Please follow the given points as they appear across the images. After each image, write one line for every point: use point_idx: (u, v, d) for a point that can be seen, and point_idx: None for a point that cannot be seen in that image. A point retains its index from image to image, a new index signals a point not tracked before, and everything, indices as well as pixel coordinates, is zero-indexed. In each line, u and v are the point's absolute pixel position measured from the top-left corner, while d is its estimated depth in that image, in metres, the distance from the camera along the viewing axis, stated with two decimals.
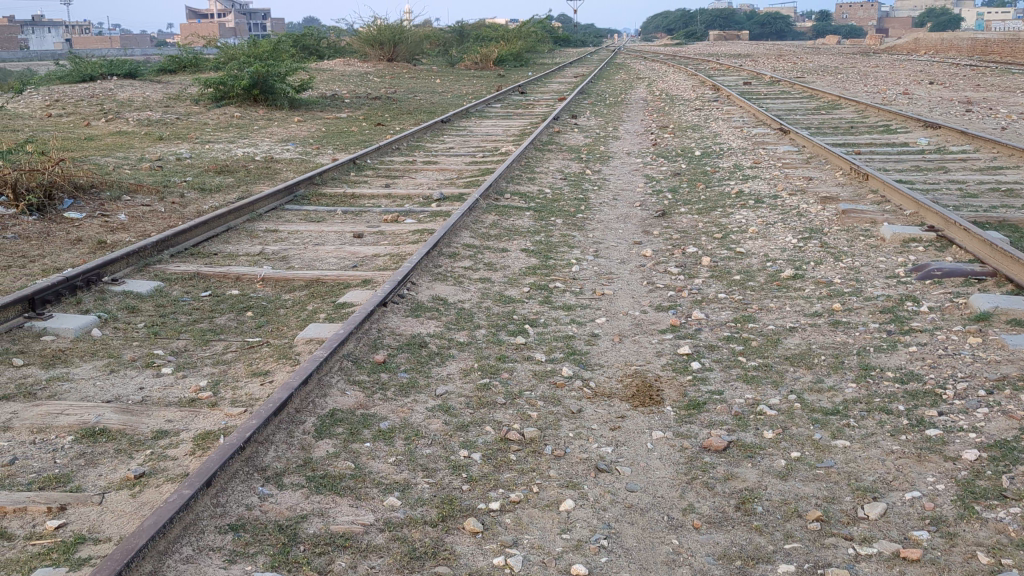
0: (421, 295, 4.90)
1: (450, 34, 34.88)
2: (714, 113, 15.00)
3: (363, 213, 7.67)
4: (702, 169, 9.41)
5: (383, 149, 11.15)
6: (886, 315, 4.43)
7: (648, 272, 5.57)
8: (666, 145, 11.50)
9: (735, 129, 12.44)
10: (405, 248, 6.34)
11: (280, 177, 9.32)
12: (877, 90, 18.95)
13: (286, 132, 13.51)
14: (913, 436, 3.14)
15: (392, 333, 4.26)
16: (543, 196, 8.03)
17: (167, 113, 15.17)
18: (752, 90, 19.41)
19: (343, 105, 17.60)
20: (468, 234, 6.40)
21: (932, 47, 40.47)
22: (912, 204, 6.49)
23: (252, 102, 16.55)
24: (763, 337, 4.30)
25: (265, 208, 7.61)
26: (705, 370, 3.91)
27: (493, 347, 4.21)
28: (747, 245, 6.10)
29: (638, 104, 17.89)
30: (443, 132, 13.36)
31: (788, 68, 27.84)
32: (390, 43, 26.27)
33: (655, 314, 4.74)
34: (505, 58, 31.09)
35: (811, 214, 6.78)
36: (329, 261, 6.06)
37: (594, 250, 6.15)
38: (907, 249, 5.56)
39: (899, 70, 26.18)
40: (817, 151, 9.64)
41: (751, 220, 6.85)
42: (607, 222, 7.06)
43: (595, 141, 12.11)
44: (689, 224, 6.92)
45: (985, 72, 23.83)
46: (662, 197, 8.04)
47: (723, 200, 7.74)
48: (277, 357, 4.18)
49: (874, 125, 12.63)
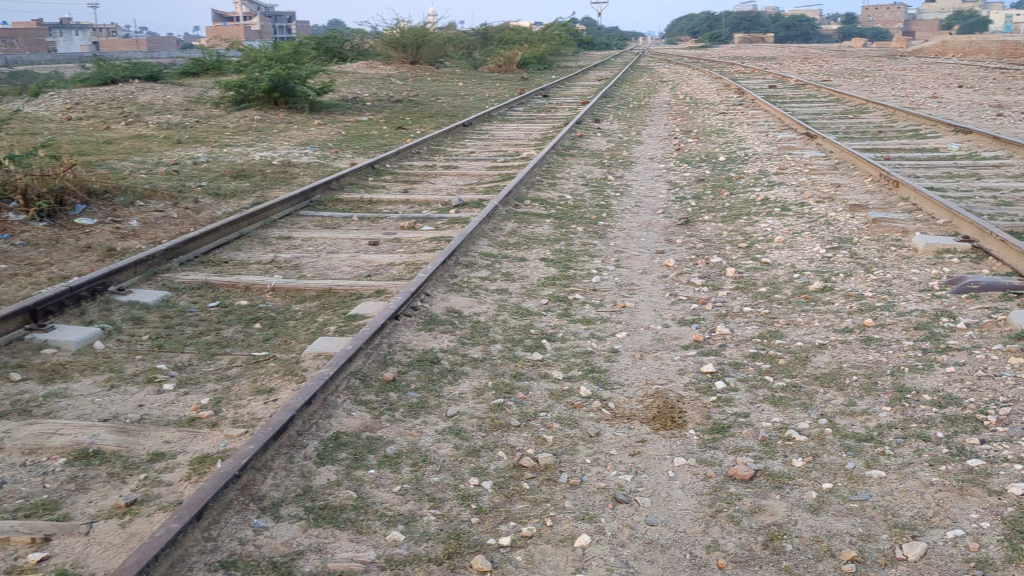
0: (436, 307, 4.74)
1: (474, 37, 34.74)
2: (739, 117, 14.76)
3: (380, 219, 7.53)
4: (727, 174, 9.21)
5: (402, 154, 11.02)
6: (921, 331, 4.21)
7: (670, 283, 5.38)
8: (690, 150, 11.29)
9: (761, 134, 12.20)
10: (420, 256, 6.18)
11: (297, 182, 9.20)
12: (906, 95, 18.60)
13: (305, 135, 13.41)
14: (955, 467, 2.93)
15: (403, 348, 4.10)
16: (563, 203, 7.85)
17: (187, 116, 15.12)
18: (778, 93, 19.13)
19: (364, 108, 17.50)
20: (486, 242, 6.23)
21: (960, 50, 39.92)
22: (946, 213, 6.25)
23: (272, 105, 16.49)
24: (790, 354, 4.10)
25: (280, 214, 7.49)
26: (730, 390, 3.72)
27: (508, 364, 4.03)
28: (773, 255, 5.90)
29: (661, 108, 17.67)
30: (463, 136, 13.21)
31: (814, 71, 27.52)
32: (413, 45, 26.19)
33: (678, 328, 4.55)
34: (528, 61, 30.91)
35: (839, 222, 6.56)
36: (342, 270, 5.91)
37: (615, 260, 5.97)
38: (941, 260, 5.33)
39: (927, 73, 25.80)
40: (845, 157, 9.41)
41: (778, 228, 6.64)
42: (629, 231, 6.88)
43: (617, 145, 11.92)
44: (713, 232, 6.72)
45: (1017, 75, 23.37)
46: (685, 204, 7.84)
47: (748, 207, 7.53)
48: (282, 375, 4.04)
49: (904, 129, 12.35)
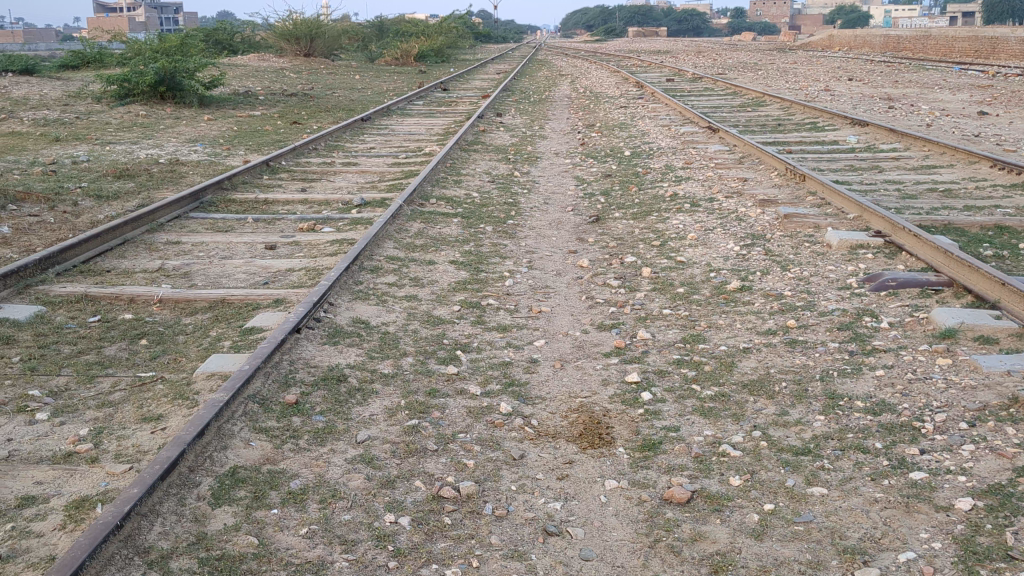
0: (341, 318, 4.42)
1: (369, 30, 34.12)
2: (640, 111, 14.74)
3: (277, 221, 7.14)
4: (633, 169, 9.10)
5: (299, 150, 10.57)
6: (844, 332, 4.10)
7: (585, 286, 5.18)
8: (595, 144, 11.17)
9: (664, 128, 12.17)
10: (322, 260, 5.84)
11: (187, 182, 8.70)
12: (801, 87, 18.92)
13: (194, 131, 12.82)
14: (898, 482, 2.79)
15: (306, 366, 3.78)
16: (470, 201, 7.59)
17: (66, 111, 14.30)
18: (677, 87, 19.24)
19: (257, 102, 16.88)
20: (391, 245, 5.92)
21: (845, 44, 41.13)
22: (855, 207, 6.23)
23: (159, 100, 15.76)
24: (715, 360, 3.94)
25: (168, 217, 7.02)
26: (657, 402, 3.52)
27: (421, 379, 3.76)
28: (687, 253, 5.76)
29: (563, 102, 17.56)
30: (362, 131, 12.80)
31: (708, 65, 27.90)
32: (307, 38, 25.51)
33: (598, 334, 4.35)
34: (426, 54, 30.50)
35: (751, 218, 6.47)
36: (237, 278, 5.52)
37: (527, 261, 5.75)
38: (856, 257, 5.28)
39: (818, 67, 26.43)
40: (749, 151, 9.41)
41: (689, 225, 6.53)
42: (538, 229, 6.67)
43: (521, 141, 11.72)
44: (625, 230, 6.57)
45: (902, 68, 24.11)
46: (594, 201, 7.68)
47: (658, 203, 7.41)
48: (171, 399, 3.68)
49: (803, 123, 12.48)
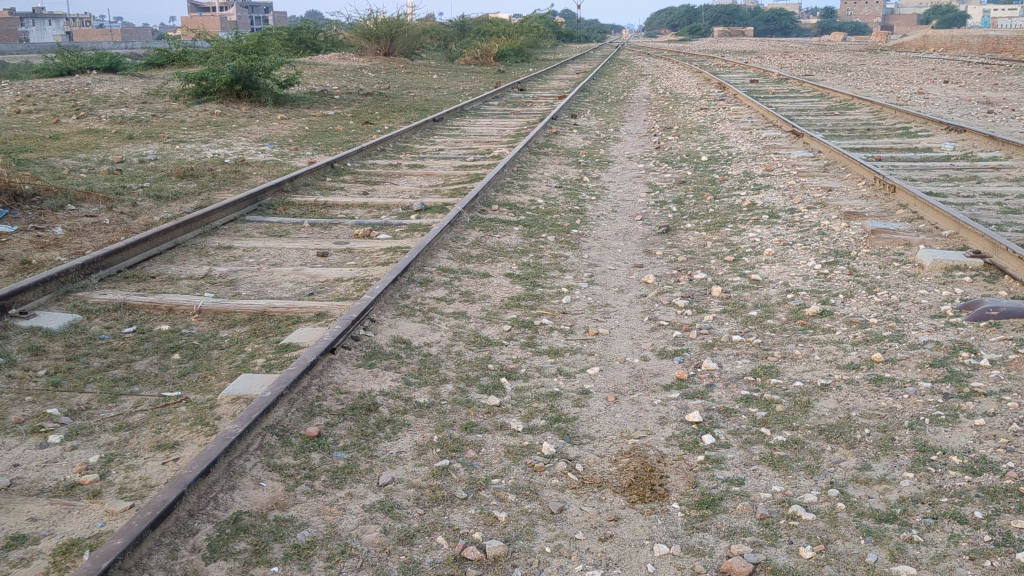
0: (381, 337, 4.12)
1: (451, 29, 33.99)
2: (721, 113, 14.20)
3: (333, 226, 6.90)
4: (710, 176, 8.65)
5: (366, 152, 10.37)
6: (938, 369, 3.64)
7: (648, 305, 4.79)
8: (670, 149, 10.72)
9: (744, 132, 11.67)
10: (373, 269, 5.56)
11: (250, 183, 8.54)
12: (892, 90, 18.08)
13: (266, 131, 12.75)
14: (1002, 564, 2.35)
15: (335, 393, 3.48)
16: (534, 208, 7.24)
17: (143, 109, 14.39)
18: (761, 88, 18.59)
19: (332, 101, 16.80)
20: (445, 255, 5.61)
21: (940, 45, 39.63)
22: (950, 223, 5.70)
23: (235, 98, 15.81)
24: (788, 398, 3.52)
25: (224, 219, 6.84)
26: (720, 447, 3.13)
27: (459, 411, 3.42)
28: (763, 271, 5.32)
29: (641, 103, 17.09)
30: (433, 132, 12.56)
31: (795, 66, 27.05)
32: (387, 36, 25.48)
33: (659, 362, 3.96)
34: (506, 53, 30.22)
35: (834, 233, 5.99)
36: (282, 287, 5.28)
37: (588, 275, 5.38)
38: (952, 280, 4.78)
39: (912, 69, 25.40)
40: (834, 157, 8.86)
41: (766, 238, 6.08)
42: (603, 241, 6.29)
43: (594, 143, 11.33)
44: (697, 242, 6.15)
45: (1001, 70, 22.96)
46: (665, 210, 7.26)
47: (733, 214, 6.96)
48: (190, 425, 3.42)
49: (894, 128, 11.81)
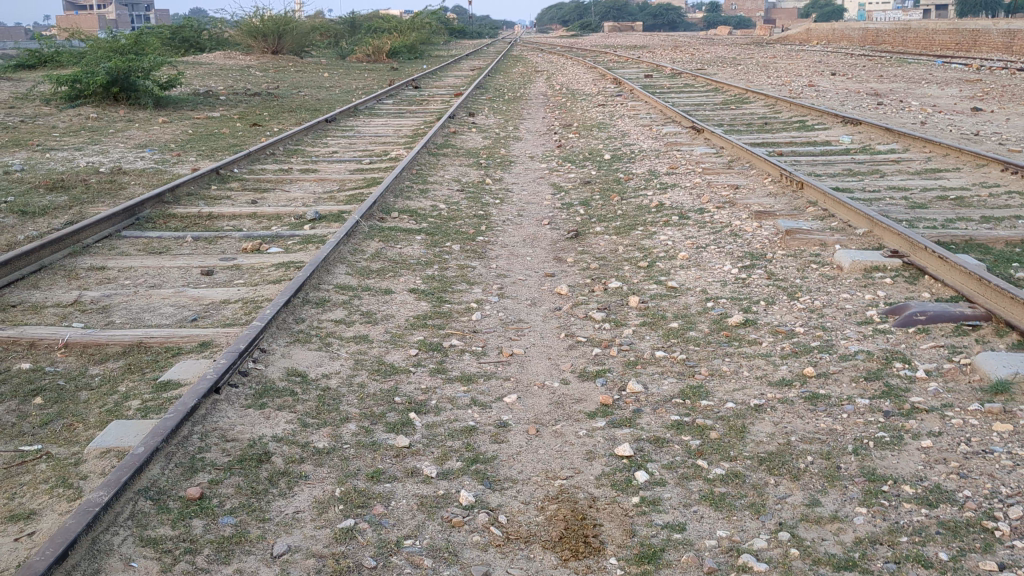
0: (273, 370, 3.71)
1: (341, 26, 33.20)
2: (619, 109, 14.07)
3: (219, 239, 6.40)
4: (614, 175, 8.43)
5: (254, 157, 9.82)
6: (874, 384, 3.43)
7: (563, 319, 4.49)
8: (572, 147, 10.48)
9: (645, 128, 11.54)
10: (263, 288, 5.12)
11: (126, 194, 7.93)
12: (784, 83, 18.32)
13: (146, 136, 12.03)
14: None
15: (221, 443, 3.06)
16: (436, 214, 6.88)
17: (10, 115, 13.44)
18: (657, 82, 18.60)
19: (217, 103, 16.05)
20: (342, 270, 5.20)
21: (822, 37, 40.73)
22: (864, 221, 5.57)
23: (112, 101, 14.95)
24: (722, 423, 3.25)
25: (97, 236, 6.27)
26: (656, 485, 2.84)
27: (364, 456, 3.05)
28: (679, 277, 5.08)
29: (538, 99, 16.87)
30: (326, 133, 12.05)
31: (687, 60, 27.29)
32: (275, 34, 24.65)
33: (580, 386, 3.66)
34: (398, 51, 29.64)
35: (747, 234, 5.81)
36: (162, 313, 4.79)
37: (497, 288, 5.05)
38: (873, 282, 4.62)
39: (799, 61, 25.91)
40: (738, 153, 8.76)
41: (679, 241, 5.86)
42: (511, 248, 5.97)
43: (494, 142, 11.02)
44: (608, 247, 5.89)
45: (884, 62, 23.57)
46: (572, 213, 6.99)
47: (642, 215, 6.73)
48: (50, 488, 2.94)
49: (790, 121, 11.85)
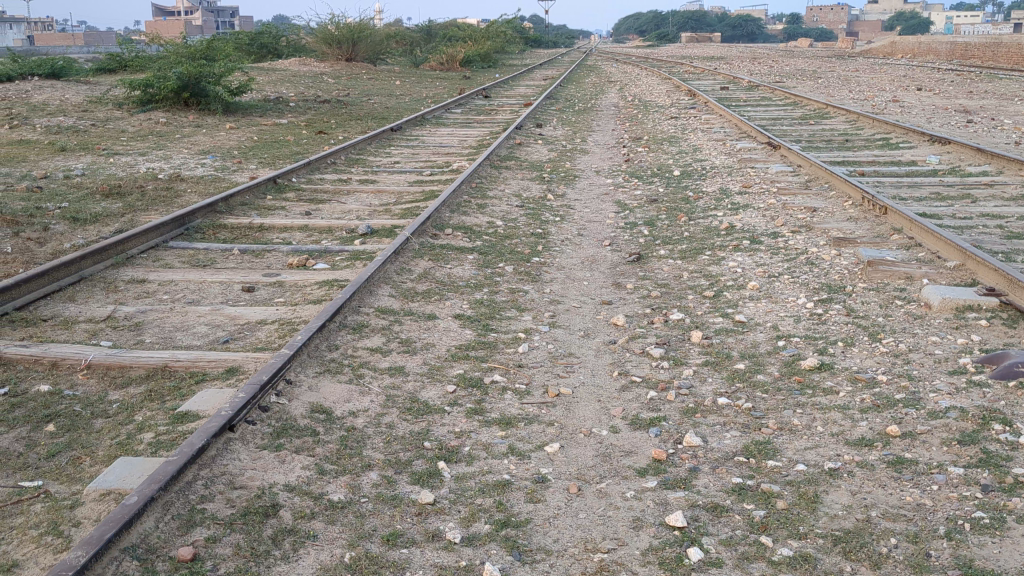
0: (297, 404, 3.42)
1: (417, 35, 33.19)
2: (692, 122, 13.62)
3: (266, 253, 6.18)
4: (683, 193, 8.02)
5: (314, 166, 9.64)
6: (971, 449, 2.99)
7: (618, 355, 4.12)
8: (641, 162, 10.09)
9: (718, 142, 11.08)
10: (303, 308, 4.86)
11: (181, 202, 7.79)
12: (867, 98, 17.61)
13: (211, 142, 11.97)
14: None
15: (226, 492, 2.77)
16: (492, 232, 6.57)
17: (82, 118, 13.53)
18: (733, 95, 18.05)
19: (286, 110, 16.01)
20: (386, 291, 4.91)
21: (908, 50, 39.42)
22: (955, 253, 5.08)
23: (183, 106, 15.01)
24: (790, 489, 2.85)
25: (143, 247, 6.10)
26: (711, 566, 2.46)
27: (383, 513, 2.73)
28: (748, 310, 4.67)
29: (610, 111, 16.49)
30: (390, 143, 11.85)
31: (765, 73, 26.59)
32: (349, 42, 24.68)
33: (631, 436, 3.29)
34: (472, 59, 29.53)
35: (825, 263, 5.36)
36: (195, 332, 4.55)
37: (550, 316, 4.71)
38: (966, 324, 4.15)
39: (882, 75, 25.07)
40: (816, 173, 8.28)
41: (749, 268, 5.45)
42: (568, 271, 5.62)
43: (560, 155, 10.68)
44: (671, 273, 5.51)
45: (974, 77, 22.58)
46: (636, 234, 6.61)
47: (710, 238, 6.32)
48: (39, 535, 2.68)
49: (873, 139, 11.26)
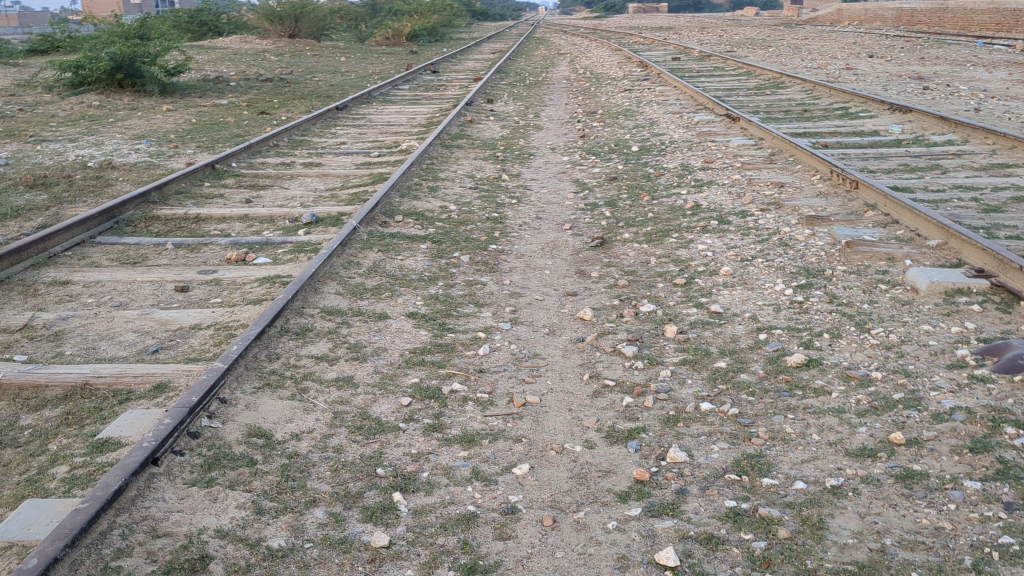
0: (232, 428, 3.03)
1: (361, 9, 32.37)
2: (647, 94, 13.30)
3: (203, 247, 5.73)
4: (643, 170, 7.70)
5: (255, 149, 9.15)
6: (986, 459, 2.70)
7: (587, 355, 3.78)
8: (597, 137, 9.74)
9: (675, 115, 10.78)
10: (242, 309, 4.45)
11: (111, 192, 7.28)
12: (820, 66, 17.42)
13: (146, 125, 11.37)
14: None
15: (148, 544, 2.39)
16: (445, 217, 6.19)
17: (9, 103, 12.82)
18: (685, 66, 17.78)
19: (226, 90, 15.37)
20: (333, 288, 4.52)
21: (854, 17, 39.43)
22: (936, 230, 4.81)
23: (117, 88, 14.33)
24: (791, 513, 2.54)
25: (68, 243, 5.62)
26: None
27: (331, 561, 2.37)
28: (723, 299, 4.36)
29: (562, 84, 16.11)
30: (336, 122, 11.36)
31: (716, 42, 26.31)
32: (291, 18, 23.94)
33: (609, 452, 2.95)
34: (419, 33, 28.91)
35: (800, 244, 5.06)
36: (122, 341, 4.11)
37: (511, 312, 4.36)
38: (958, 310, 3.87)
39: (832, 43, 24.96)
40: (779, 145, 8.01)
41: (720, 252, 5.14)
42: (527, 259, 5.27)
43: (513, 132, 10.30)
44: (638, 259, 5.18)
45: (924, 43, 22.52)
46: (597, 216, 6.27)
47: (676, 219, 6.00)
48: None
49: (831, 108, 11.02)
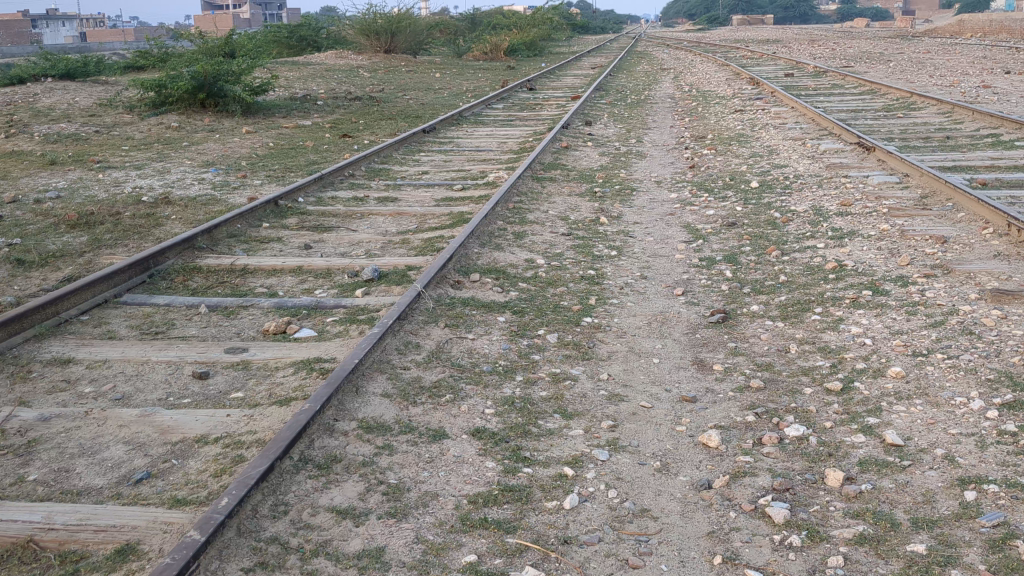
0: None
1: (462, 24, 31.66)
2: (761, 116, 12.04)
3: (242, 311, 4.82)
4: (768, 213, 6.54)
5: (327, 179, 8.28)
6: None
7: (718, 517, 2.68)
8: (708, 168, 8.60)
9: (797, 143, 9.53)
10: (265, 412, 3.48)
11: (160, 233, 6.50)
12: (950, 83, 15.82)
13: (220, 150, 10.68)
14: None
15: None
16: (531, 276, 5.16)
17: (86, 124, 12.33)
18: (799, 83, 16.40)
19: (313, 109, 14.70)
20: (380, 385, 3.52)
21: (977, 30, 36.91)
22: None
23: (199, 108, 13.76)
24: None
25: (86, 305, 4.77)
26: None
27: None
28: (900, 422, 3.20)
29: (665, 104, 14.96)
30: (421, 147, 10.48)
31: (828, 56, 24.68)
32: (387, 34, 23.25)
33: None
34: (517, 48, 28.02)
35: (991, 333, 3.85)
36: (104, 459, 3.19)
37: (610, 430, 3.28)
38: None
39: (959, 57, 23.09)
40: (931, 183, 6.73)
41: (881, 339, 3.97)
42: (630, 341, 4.19)
43: (613, 161, 9.24)
44: (774, 345, 4.05)
45: None
46: (716, 277, 5.15)
47: (816, 284, 4.84)
48: None
49: (978, 134, 9.62)
